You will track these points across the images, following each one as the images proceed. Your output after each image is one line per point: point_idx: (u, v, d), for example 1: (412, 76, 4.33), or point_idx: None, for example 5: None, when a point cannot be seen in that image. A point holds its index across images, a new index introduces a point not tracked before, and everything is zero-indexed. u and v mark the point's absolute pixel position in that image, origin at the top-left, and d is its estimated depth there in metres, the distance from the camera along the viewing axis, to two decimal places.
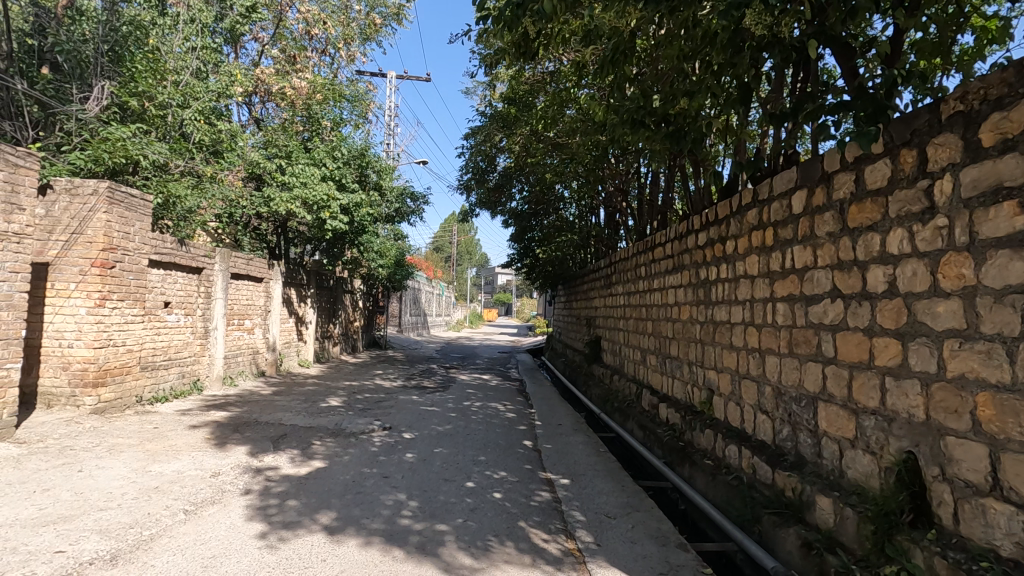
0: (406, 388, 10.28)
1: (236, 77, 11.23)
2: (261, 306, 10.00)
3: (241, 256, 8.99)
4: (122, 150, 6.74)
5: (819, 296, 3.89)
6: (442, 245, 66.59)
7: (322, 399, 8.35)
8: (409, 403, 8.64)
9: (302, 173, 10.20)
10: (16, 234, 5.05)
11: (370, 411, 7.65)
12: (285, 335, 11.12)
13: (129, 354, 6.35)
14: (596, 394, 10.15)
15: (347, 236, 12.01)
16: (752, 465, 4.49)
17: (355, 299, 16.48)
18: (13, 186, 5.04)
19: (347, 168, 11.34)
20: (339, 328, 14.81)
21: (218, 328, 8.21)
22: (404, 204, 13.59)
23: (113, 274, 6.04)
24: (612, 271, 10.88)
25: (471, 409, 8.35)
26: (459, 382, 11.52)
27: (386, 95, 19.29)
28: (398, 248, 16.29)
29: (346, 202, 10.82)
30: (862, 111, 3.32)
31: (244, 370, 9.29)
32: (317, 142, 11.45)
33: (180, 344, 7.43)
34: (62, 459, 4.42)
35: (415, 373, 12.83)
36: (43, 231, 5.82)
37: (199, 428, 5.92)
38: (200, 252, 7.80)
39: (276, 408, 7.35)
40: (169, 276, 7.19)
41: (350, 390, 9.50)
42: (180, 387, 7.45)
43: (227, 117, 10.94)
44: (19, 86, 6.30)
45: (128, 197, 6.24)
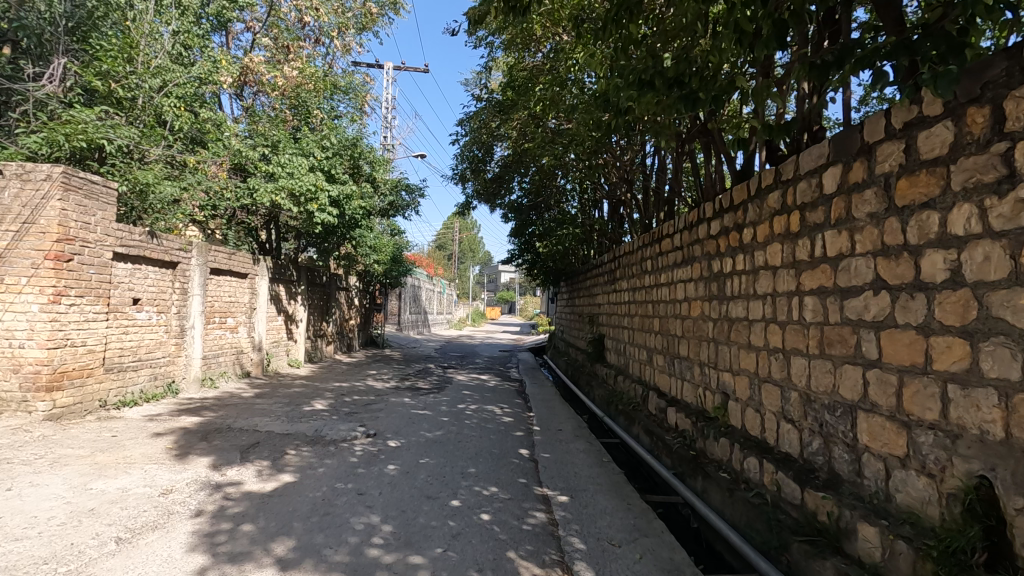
0: (398, 389, 9.76)
1: (221, 63, 10.69)
2: (246, 303, 9.50)
3: (222, 250, 8.49)
4: (84, 133, 6.19)
5: (858, 289, 3.33)
6: (444, 242, 66.06)
7: (307, 402, 7.83)
8: (399, 406, 8.11)
9: (289, 163, 9.66)
10: None
11: (356, 416, 7.12)
12: (273, 334, 10.62)
13: (90, 355, 5.84)
14: (600, 396, 9.61)
15: (339, 231, 11.48)
16: (776, 482, 3.94)
17: (351, 296, 15.97)
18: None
19: (338, 159, 10.79)
20: (333, 326, 14.32)
21: (196, 326, 7.72)
22: (399, 197, 13.05)
23: (70, 267, 5.55)
24: (615, 266, 10.33)
25: (464, 412, 7.82)
26: (456, 382, 10.99)
27: (383, 86, 18.71)
28: (394, 244, 15.76)
29: (335, 194, 10.29)
30: (931, 51, 2.65)
31: (226, 371, 8.79)
32: (306, 132, 10.89)
33: (151, 343, 6.93)
34: None
35: (411, 373, 12.32)
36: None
37: (163, 436, 5.40)
38: (173, 245, 7.28)
39: (254, 412, 6.84)
40: (138, 271, 6.68)
41: (338, 391, 8.98)
42: (152, 390, 6.95)
43: (211, 105, 10.40)
44: None
45: (87, 183, 5.72)
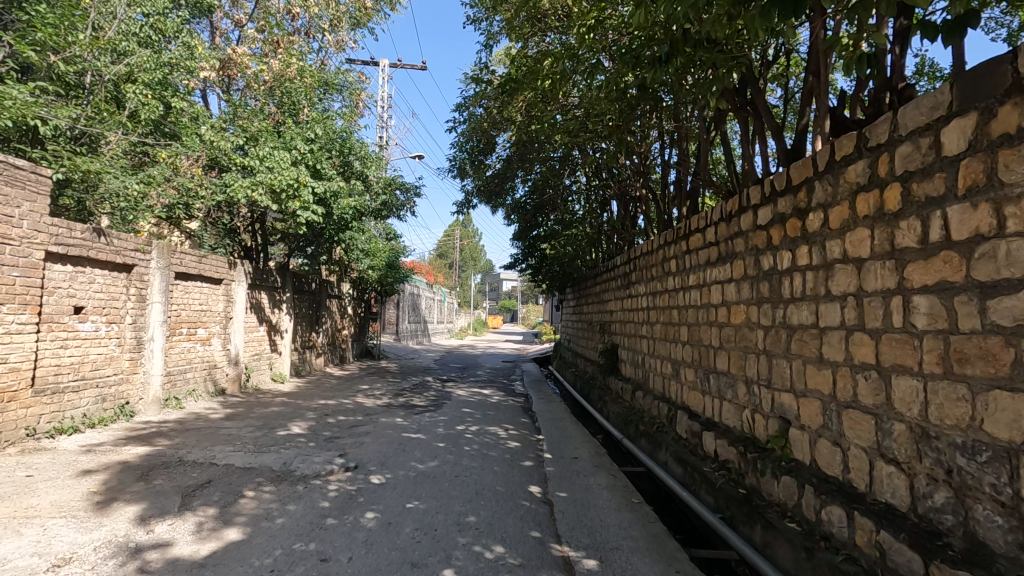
0: (390, 406, 8.74)
1: (198, 50, 9.77)
2: (221, 312, 8.53)
3: (190, 251, 7.54)
4: (14, 111, 5.29)
5: (1015, 284, 2.36)
6: (445, 250, 65.03)
7: (283, 425, 6.82)
8: (389, 428, 7.10)
9: (270, 156, 8.70)
10: None
11: (337, 442, 6.11)
12: (253, 346, 9.64)
13: (14, 375, 4.88)
14: (616, 413, 8.58)
15: (326, 232, 10.49)
16: (880, 546, 2.94)
17: (343, 304, 14.96)
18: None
19: (324, 153, 9.78)
20: (323, 336, 13.31)
21: (156, 338, 6.75)
22: (394, 197, 12.05)
23: None
24: (630, 268, 9.35)
25: (464, 435, 6.81)
26: (455, 398, 9.96)
27: (378, 85, 17.78)
28: (389, 248, 14.77)
29: (322, 192, 9.30)
30: None
31: (195, 389, 7.80)
32: (291, 122, 9.92)
33: (99, 359, 5.98)
34: None
35: (406, 388, 11.29)
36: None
37: (93, 474, 4.40)
38: (127, 245, 6.31)
39: (217, 439, 5.83)
40: (80, 275, 5.73)
41: (322, 411, 7.97)
42: (100, 414, 5.97)
43: (186, 96, 9.48)
44: None
45: (8, 167, 4.76)
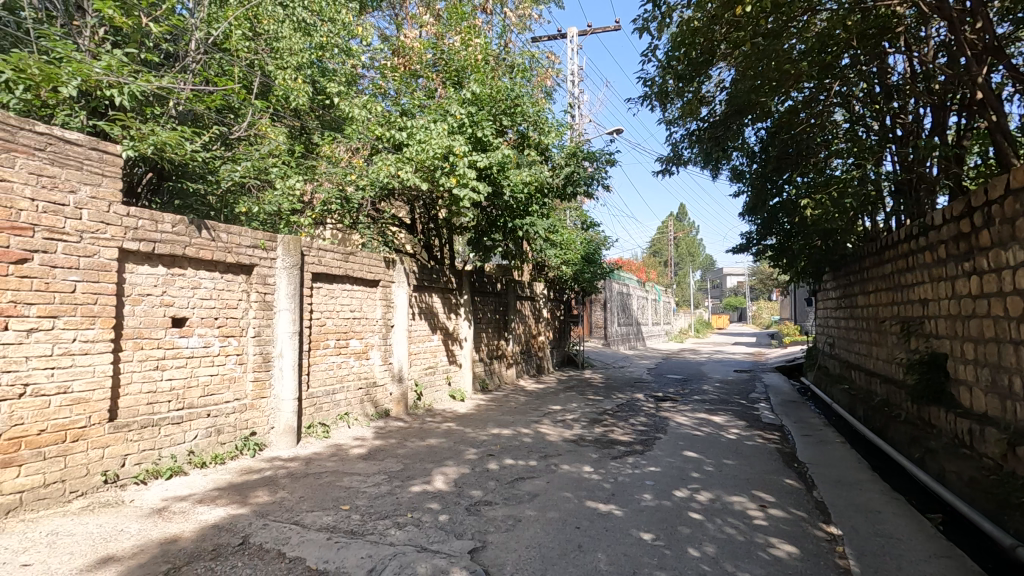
0: (581, 443, 6.35)
1: (360, 32, 8.87)
2: (380, 320, 7.29)
3: (330, 248, 6.33)
4: (62, 71, 4.67)
5: None
6: (658, 247, 60.62)
7: (425, 472, 4.97)
8: (569, 486, 4.71)
9: (422, 129, 7.28)
10: None
11: (482, 515, 3.95)
12: (426, 360, 8.32)
13: (82, 409, 3.93)
14: (966, 478, 4.83)
15: (499, 218, 8.78)
16: None
17: (538, 306, 13.15)
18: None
19: (488, 118, 7.95)
20: (515, 344, 11.65)
21: (286, 355, 5.65)
22: (582, 168, 9.61)
23: (28, 270, 3.65)
24: (970, 222, 5.38)
25: (687, 515, 4.04)
26: (672, 430, 7.13)
27: (567, 58, 15.66)
28: (584, 238, 12.51)
29: (484, 166, 7.46)
30: None
31: (348, 413, 6.59)
32: (453, 90, 8.39)
33: (212, 381, 5.02)
34: None
35: (609, 409, 8.79)
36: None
37: (97, 572, 2.99)
38: (241, 241, 5.25)
39: (322, 498, 4.21)
40: (189, 282, 4.85)
41: (487, 447, 6.00)
42: (214, 451, 4.96)
43: (348, 82, 8.62)
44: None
45: (54, 140, 3.82)
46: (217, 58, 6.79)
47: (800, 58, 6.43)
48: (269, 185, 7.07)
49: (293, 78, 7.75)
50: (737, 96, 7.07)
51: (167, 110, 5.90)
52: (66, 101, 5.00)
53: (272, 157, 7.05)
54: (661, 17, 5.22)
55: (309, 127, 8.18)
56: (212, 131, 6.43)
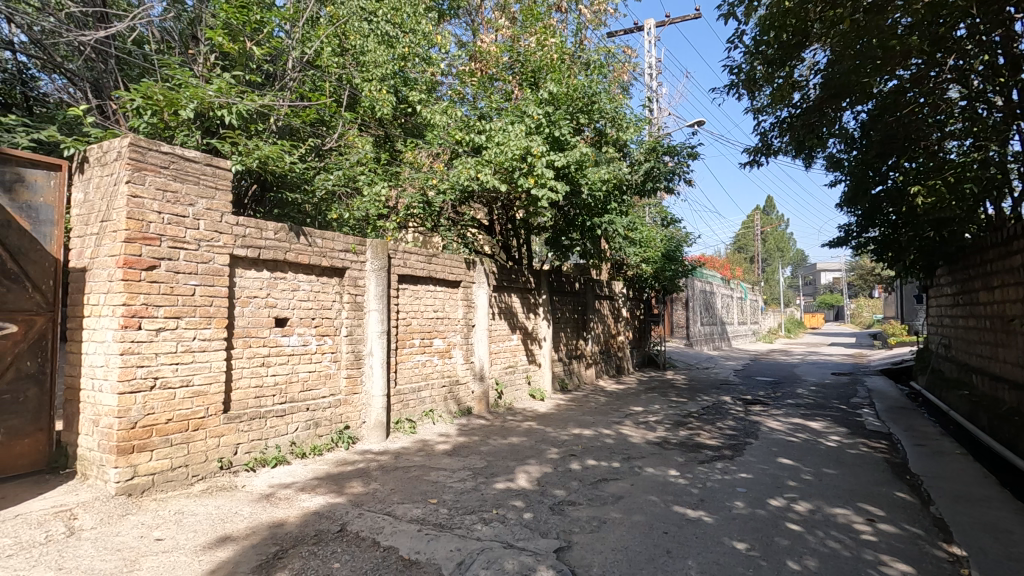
0: (665, 446, 6.17)
1: (439, 40, 9.13)
2: (462, 320, 7.48)
3: (414, 250, 6.57)
4: (181, 96, 5.23)
5: None
6: (744, 243, 57.66)
7: (508, 470, 5.04)
8: (655, 490, 4.59)
9: (500, 131, 7.39)
10: None
11: (566, 515, 3.94)
12: (506, 359, 8.43)
13: (200, 400, 4.33)
14: None
15: (577, 217, 8.72)
16: None
17: (617, 305, 12.93)
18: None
19: (566, 116, 7.92)
20: (594, 344, 11.53)
21: (376, 353, 5.94)
22: (662, 163, 9.32)
23: (156, 276, 4.07)
24: None
25: (784, 526, 3.81)
26: (764, 436, 6.76)
27: (645, 50, 15.28)
28: (664, 235, 12.15)
29: (562, 165, 7.44)
30: None
31: (433, 410, 6.81)
32: (530, 91, 8.44)
33: (310, 377, 5.36)
34: None
35: (694, 412, 8.48)
36: (81, 224, 4.28)
37: (217, 550, 3.29)
38: (335, 245, 5.59)
39: (411, 491, 4.38)
40: (288, 284, 5.20)
41: (569, 447, 5.97)
42: (313, 442, 5.31)
43: (428, 89, 8.91)
44: (87, 36, 5.46)
45: (176, 158, 4.24)
46: (311, 74, 7.28)
47: (907, 32, 5.87)
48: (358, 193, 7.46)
49: (378, 89, 8.13)
50: (834, 78, 6.58)
51: (268, 126, 6.37)
52: (185, 123, 5.50)
53: (360, 166, 7.41)
54: (748, 1, 4.96)
55: (393, 135, 8.54)
56: (307, 143, 6.87)
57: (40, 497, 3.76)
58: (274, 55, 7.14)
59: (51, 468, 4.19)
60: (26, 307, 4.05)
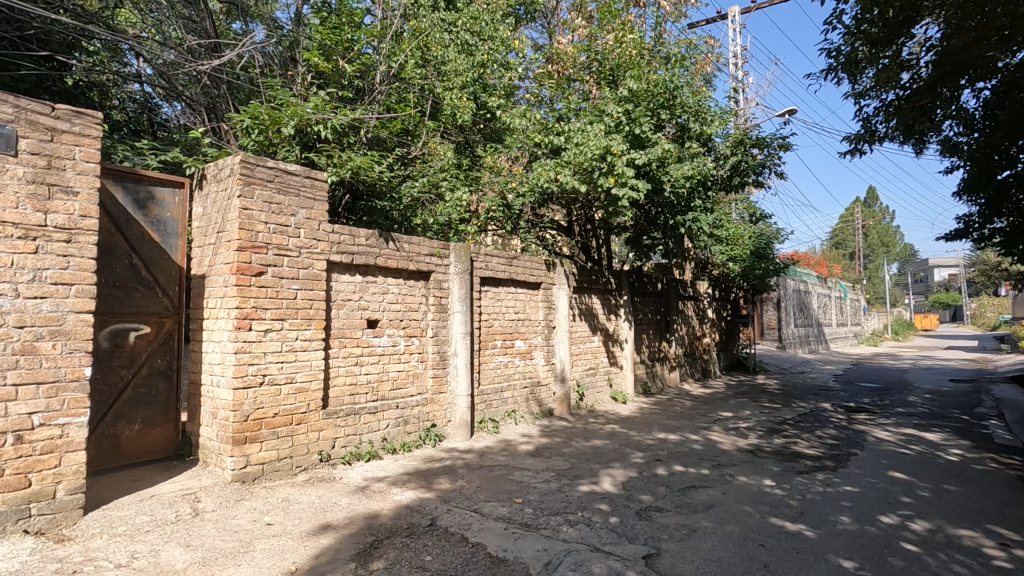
0: (759, 454, 5.85)
1: (517, 45, 9.24)
2: (542, 321, 7.51)
3: (495, 253, 6.69)
4: (284, 115, 5.68)
5: None
6: (842, 238, 53.51)
7: (592, 473, 5.00)
8: (749, 500, 4.37)
9: (579, 131, 7.36)
10: (65, 229, 3.46)
11: (654, 522, 3.85)
12: (587, 361, 8.36)
13: (302, 397, 4.64)
14: None
15: (658, 215, 8.48)
16: None
17: (702, 306, 12.44)
18: (50, 161, 3.43)
19: (646, 113, 7.75)
20: (678, 346, 11.16)
21: (460, 354, 6.10)
22: (750, 157, 8.85)
23: (264, 281, 4.42)
24: None
25: (898, 545, 3.49)
26: (872, 446, 6.23)
27: (729, 39, 14.61)
28: (753, 231, 11.54)
29: (643, 163, 7.28)
30: None
31: (515, 410, 6.89)
32: (608, 90, 8.33)
33: (399, 376, 5.60)
34: None
35: (789, 419, 7.98)
36: (200, 235, 4.73)
37: (320, 537, 3.52)
38: (420, 250, 5.81)
39: (497, 490, 4.45)
40: (378, 287, 5.46)
41: (655, 452, 5.82)
42: (403, 439, 5.54)
43: (506, 94, 9.04)
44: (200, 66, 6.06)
45: (278, 173, 4.59)
46: (396, 87, 7.62)
47: None
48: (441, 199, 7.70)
49: (459, 97, 8.36)
50: (950, 53, 5.96)
51: (358, 138, 6.73)
52: (286, 139, 5.94)
53: (443, 172, 7.63)
54: None
55: (473, 141, 8.75)
56: (394, 153, 7.19)
57: (169, 480, 4.19)
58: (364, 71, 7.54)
59: (177, 455, 4.66)
60: (157, 310, 4.53)
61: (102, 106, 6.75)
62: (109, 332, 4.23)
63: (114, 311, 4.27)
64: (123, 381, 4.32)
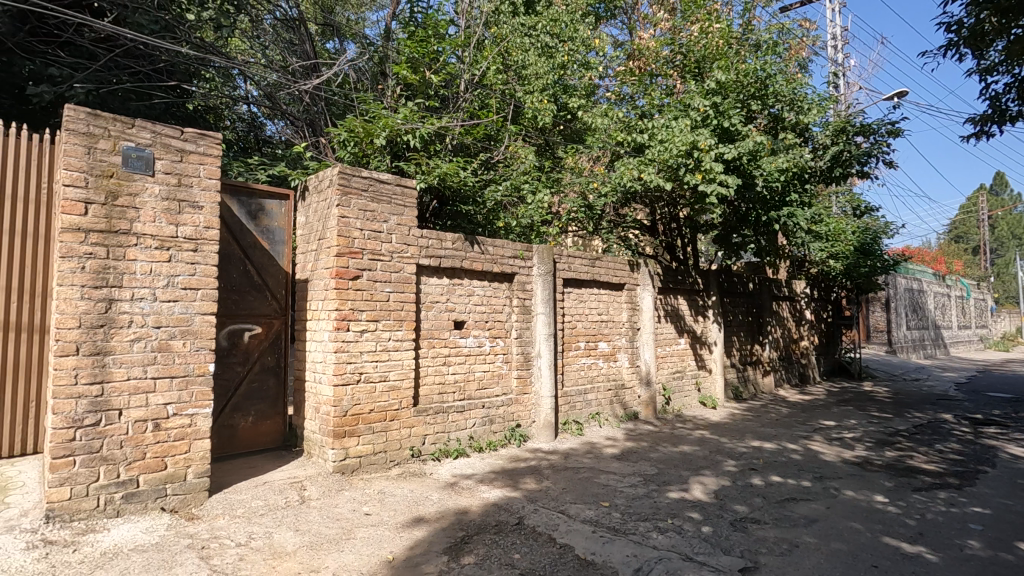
0: (867, 467, 5.40)
1: (597, 44, 9.16)
2: (626, 323, 7.38)
3: (578, 254, 6.66)
4: (376, 127, 6.00)
5: None
6: (963, 231, 48.10)
7: (681, 480, 4.84)
8: (858, 516, 4.04)
9: (663, 127, 7.18)
10: (193, 240, 3.87)
11: (751, 534, 3.66)
12: (674, 363, 8.11)
13: (395, 394, 4.87)
14: None
15: (750, 212, 8.07)
16: None
17: (798, 307, 11.67)
18: (180, 179, 3.84)
19: (736, 105, 7.40)
20: (772, 350, 10.54)
21: (544, 355, 6.14)
22: (853, 146, 8.19)
23: (360, 284, 4.69)
24: None
25: None
26: (1006, 464, 5.55)
27: (827, 21, 13.62)
28: (857, 226, 10.67)
29: (732, 158, 6.97)
30: None
31: (599, 412, 6.82)
32: (694, 82, 8.05)
33: (485, 376, 5.73)
34: None
35: (903, 430, 7.28)
36: (304, 242, 5.11)
37: (414, 529, 3.67)
38: (504, 252, 5.91)
39: (583, 492, 4.43)
40: (464, 289, 5.62)
41: (749, 460, 5.54)
42: (489, 437, 5.65)
43: (587, 93, 8.98)
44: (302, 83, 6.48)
45: (372, 182, 4.85)
46: (479, 93, 7.82)
47: None
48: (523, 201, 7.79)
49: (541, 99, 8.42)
50: None
51: (444, 145, 6.96)
52: (378, 150, 6.26)
53: (525, 175, 7.71)
54: None
55: (554, 143, 8.78)
56: (477, 158, 7.38)
57: (279, 468, 4.56)
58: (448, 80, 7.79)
59: (284, 445, 5.05)
60: (267, 312, 4.94)
61: (217, 126, 7.46)
62: (227, 332, 4.68)
63: (232, 313, 4.71)
64: (240, 376, 4.75)
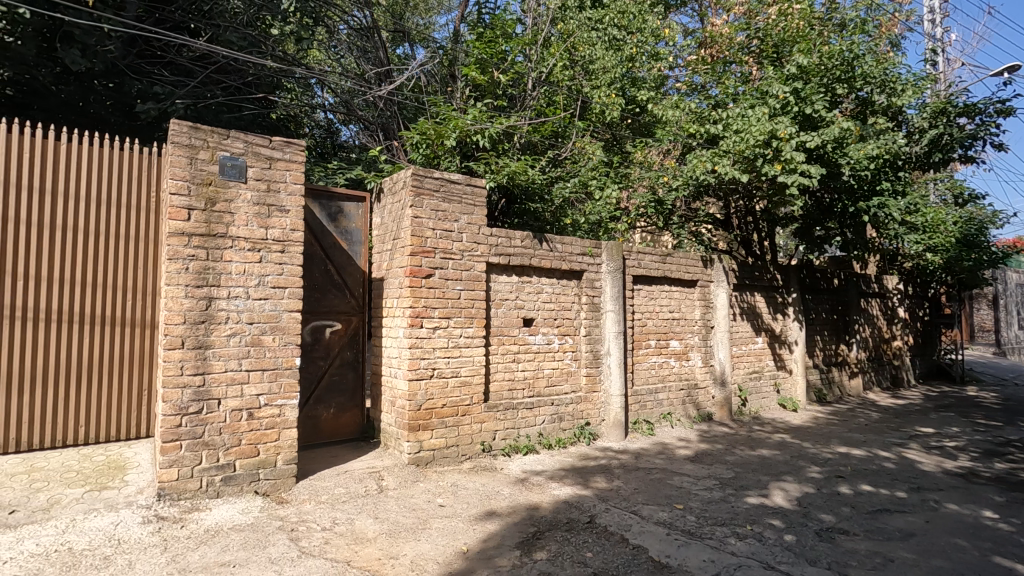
0: (973, 479, 4.94)
1: (666, 34, 8.91)
2: (699, 320, 7.15)
3: (648, 250, 6.52)
4: (447, 128, 6.15)
5: None
6: None
7: (760, 485, 4.64)
8: (963, 532, 3.71)
9: (738, 117, 6.88)
10: (280, 242, 4.12)
11: (839, 545, 3.45)
12: (750, 363, 7.76)
13: (466, 390, 4.98)
14: None
15: (834, 203, 7.60)
16: None
17: (890, 304, 10.83)
18: (269, 185, 4.11)
19: (819, 90, 6.97)
20: (860, 350, 9.85)
21: (613, 353, 6.05)
22: (955, 128, 7.53)
23: (432, 282, 4.82)
24: None
25: None
26: None
27: None
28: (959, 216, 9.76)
29: (815, 146, 6.57)
30: None
31: (671, 413, 6.65)
32: (772, 67, 7.65)
33: (554, 374, 5.73)
34: (262, 558, 3.10)
35: (1015, 440, 6.60)
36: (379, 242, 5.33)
37: (486, 522, 3.75)
38: (573, 249, 5.88)
39: (656, 494, 4.35)
40: (532, 287, 5.64)
41: (835, 467, 5.22)
42: (558, 435, 5.65)
43: (656, 85, 8.76)
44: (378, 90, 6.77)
45: (444, 182, 4.98)
46: (546, 91, 7.83)
47: None
48: (590, 198, 7.71)
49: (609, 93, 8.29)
50: None
51: (512, 144, 7.03)
52: (448, 151, 6.40)
53: (593, 171, 7.64)
54: None
55: (622, 138, 8.63)
56: (545, 156, 7.39)
57: (359, 458, 4.78)
58: (515, 79, 7.85)
59: (363, 436, 5.29)
60: (346, 309, 5.19)
61: (297, 134, 7.97)
62: (311, 328, 4.96)
63: (315, 310, 4.99)
64: (322, 370, 5.02)
